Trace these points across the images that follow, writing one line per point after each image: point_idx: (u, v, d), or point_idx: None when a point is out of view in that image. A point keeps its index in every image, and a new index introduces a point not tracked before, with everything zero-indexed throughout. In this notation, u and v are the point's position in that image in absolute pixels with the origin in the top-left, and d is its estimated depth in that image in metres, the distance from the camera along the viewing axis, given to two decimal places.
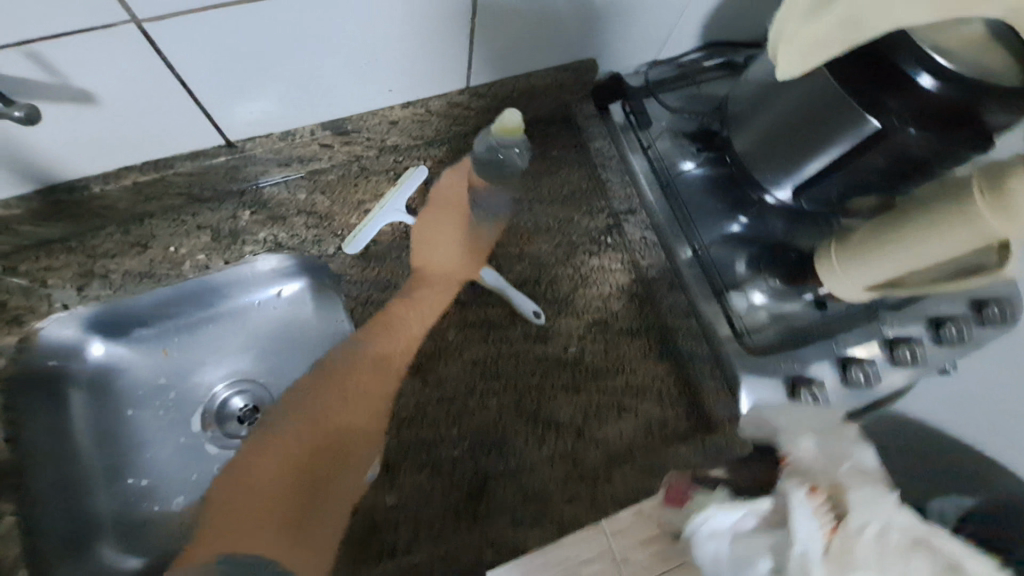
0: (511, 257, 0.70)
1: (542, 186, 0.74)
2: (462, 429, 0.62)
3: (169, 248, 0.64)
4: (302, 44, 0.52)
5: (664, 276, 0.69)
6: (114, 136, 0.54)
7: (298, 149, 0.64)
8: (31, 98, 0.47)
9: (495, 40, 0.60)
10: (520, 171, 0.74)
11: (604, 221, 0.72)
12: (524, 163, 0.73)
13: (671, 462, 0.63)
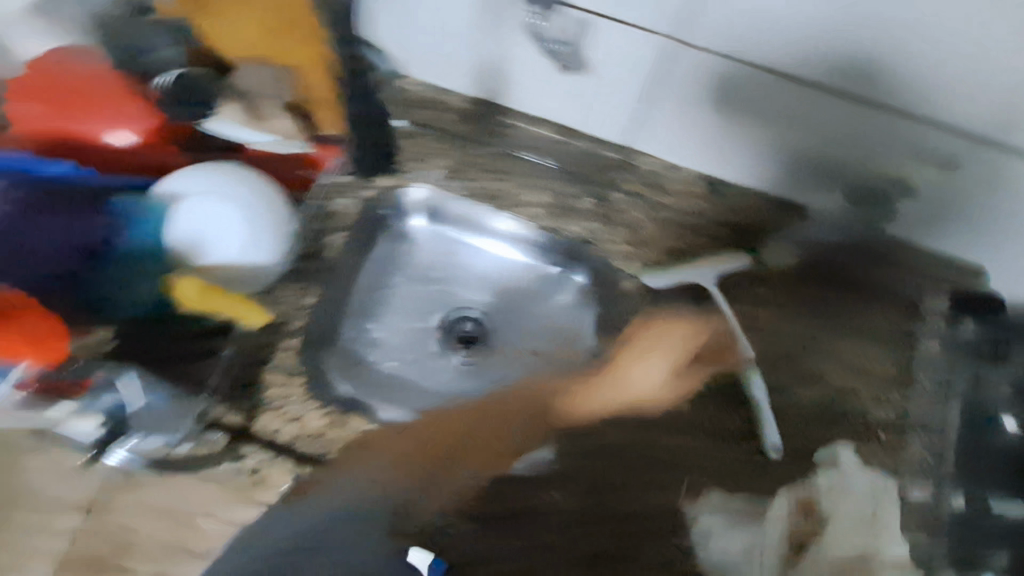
0: (779, 383, 0.64)
1: (846, 344, 0.65)
2: (615, 496, 0.59)
3: (515, 191, 0.71)
4: (757, 112, 0.60)
5: (920, 511, 0.58)
6: (561, 101, 0.65)
7: (673, 184, 0.67)
8: (562, 51, 0.60)
9: (916, 191, 0.60)
10: (835, 315, 0.65)
11: (889, 415, 0.62)
12: (845, 310, 0.65)
13: None
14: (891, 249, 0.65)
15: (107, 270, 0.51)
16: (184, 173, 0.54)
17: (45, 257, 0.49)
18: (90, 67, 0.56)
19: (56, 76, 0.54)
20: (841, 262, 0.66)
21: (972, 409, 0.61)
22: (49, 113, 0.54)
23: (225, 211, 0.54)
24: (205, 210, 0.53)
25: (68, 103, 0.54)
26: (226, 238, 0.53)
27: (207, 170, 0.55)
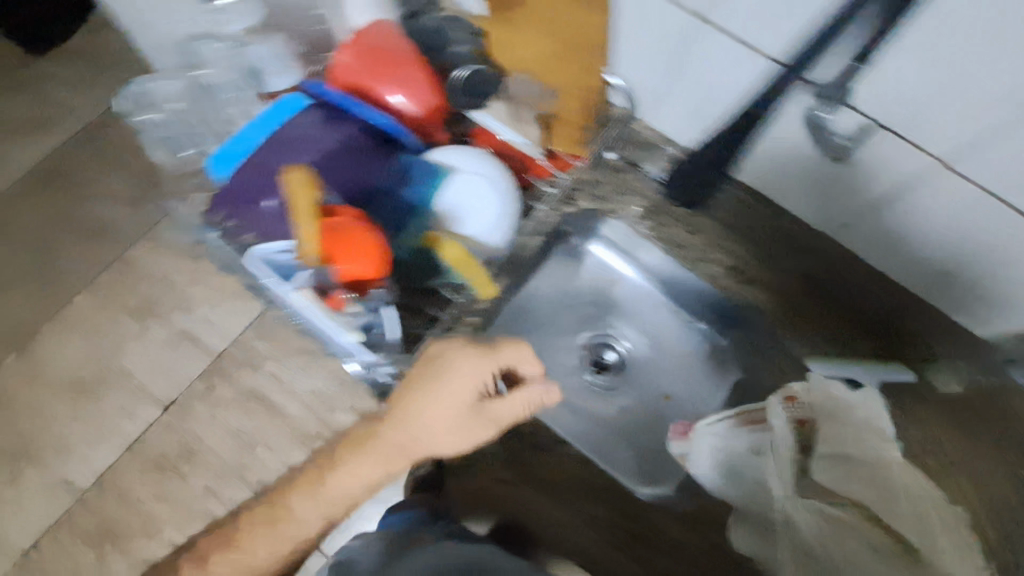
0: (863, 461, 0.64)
1: (959, 470, 0.67)
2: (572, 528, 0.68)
3: (702, 247, 0.76)
4: (988, 246, 0.57)
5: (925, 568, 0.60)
6: (783, 173, 0.67)
7: (859, 284, 0.71)
8: (809, 135, 0.60)
9: None
10: (962, 441, 0.68)
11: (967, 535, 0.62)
12: (973, 441, 0.68)
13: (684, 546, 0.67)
14: None
15: (390, 231, 0.56)
16: (464, 157, 0.59)
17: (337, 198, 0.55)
18: (403, 47, 0.62)
19: (388, 51, 0.62)
20: (990, 403, 0.67)
21: None
22: (357, 65, 0.61)
23: (490, 198, 0.58)
24: (475, 189, 0.57)
25: (376, 64, 0.61)
26: (483, 221, 0.58)
27: (484, 163, 0.59)
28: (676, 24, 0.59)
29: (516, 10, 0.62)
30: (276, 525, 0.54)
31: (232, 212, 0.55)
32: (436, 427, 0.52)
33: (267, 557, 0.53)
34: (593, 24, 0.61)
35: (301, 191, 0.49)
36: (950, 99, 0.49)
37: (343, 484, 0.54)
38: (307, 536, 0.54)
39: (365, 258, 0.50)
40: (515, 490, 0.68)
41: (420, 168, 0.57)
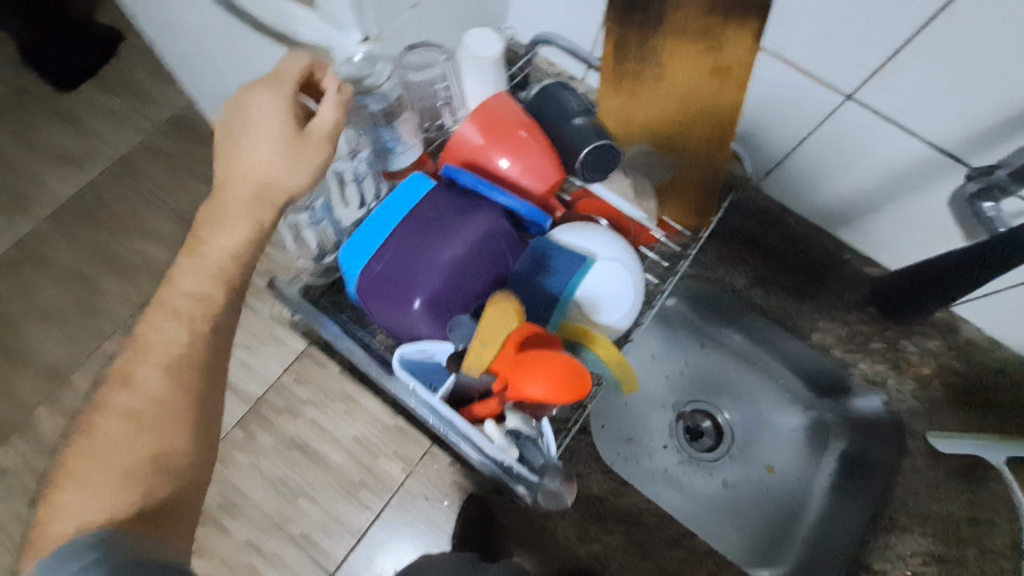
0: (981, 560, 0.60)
1: None
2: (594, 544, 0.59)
3: (808, 315, 0.73)
4: None
5: None
6: (904, 246, 0.64)
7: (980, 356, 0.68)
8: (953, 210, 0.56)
9: None
10: None
11: None
12: None
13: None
14: None
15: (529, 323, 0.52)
16: (594, 238, 0.55)
17: (475, 291, 0.52)
18: (525, 121, 0.59)
19: (509, 125, 0.59)
20: None
21: None
22: (477, 139, 0.59)
23: (624, 279, 0.55)
24: (609, 272, 0.54)
25: (500, 139, 0.58)
26: (619, 306, 0.55)
27: (616, 246, 0.55)
28: (816, 104, 0.57)
29: (639, 85, 0.62)
30: (172, 285, 0.49)
31: (367, 307, 0.52)
32: (270, 165, 0.48)
33: (189, 299, 0.48)
34: (728, 102, 0.58)
35: (494, 311, 0.43)
36: None
37: (231, 242, 0.49)
38: (194, 290, 0.48)
39: (552, 377, 0.41)
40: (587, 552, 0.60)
41: (561, 256, 0.53)
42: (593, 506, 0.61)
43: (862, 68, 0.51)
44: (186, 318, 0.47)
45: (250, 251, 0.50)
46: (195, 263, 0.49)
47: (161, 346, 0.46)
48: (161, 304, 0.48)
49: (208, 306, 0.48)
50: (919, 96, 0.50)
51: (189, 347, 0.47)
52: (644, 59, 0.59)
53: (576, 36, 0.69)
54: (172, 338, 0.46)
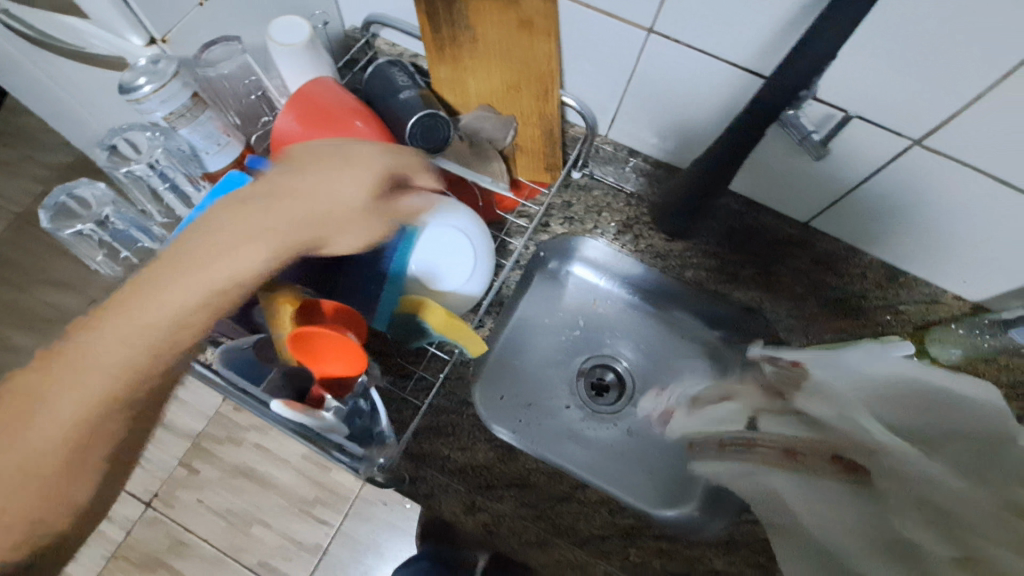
0: None
1: None
2: (475, 515, 0.58)
3: (683, 253, 0.74)
4: (950, 207, 0.57)
5: None
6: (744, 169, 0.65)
7: (842, 264, 0.70)
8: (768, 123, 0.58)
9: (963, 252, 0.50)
10: None
11: None
12: None
13: (567, 532, 0.59)
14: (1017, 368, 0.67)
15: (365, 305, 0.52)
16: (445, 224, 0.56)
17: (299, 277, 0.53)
18: (345, 102, 0.60)
19: (330, 107, 0.59)
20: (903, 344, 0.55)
21: None
22: (300, 128, 0.58)
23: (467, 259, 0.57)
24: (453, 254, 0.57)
25: (317, 122, 0.58)
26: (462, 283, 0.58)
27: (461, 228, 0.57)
28: (626, 44, 0.57)
29: (460, 50, 0.62)
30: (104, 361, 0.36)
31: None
32: (358, 202, 0.47)
33: (87, 382, 0.35)
34: (542, 54, 0.59)
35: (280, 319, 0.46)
36: (889, 77, 0.48)
37: (204, 315, 0.39)
38: (119, 359, 0.36)
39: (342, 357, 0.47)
40: (472, 520, 0.58)
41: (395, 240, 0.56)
42: (479, 475, 0.61)
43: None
44: (86, 393, 0.35)
45: (200, 317, 0.38)
46: (127, 345, 0.37)
47: (38, 438, 0.34)
48: (54, 360, 0.36)
49: (108, 357, 0.36)
50: (704, 16, 0.51)
51: (78, 418, 0.35)
52: (456, 23, 0.59)
53: (403, 11, 0.68)
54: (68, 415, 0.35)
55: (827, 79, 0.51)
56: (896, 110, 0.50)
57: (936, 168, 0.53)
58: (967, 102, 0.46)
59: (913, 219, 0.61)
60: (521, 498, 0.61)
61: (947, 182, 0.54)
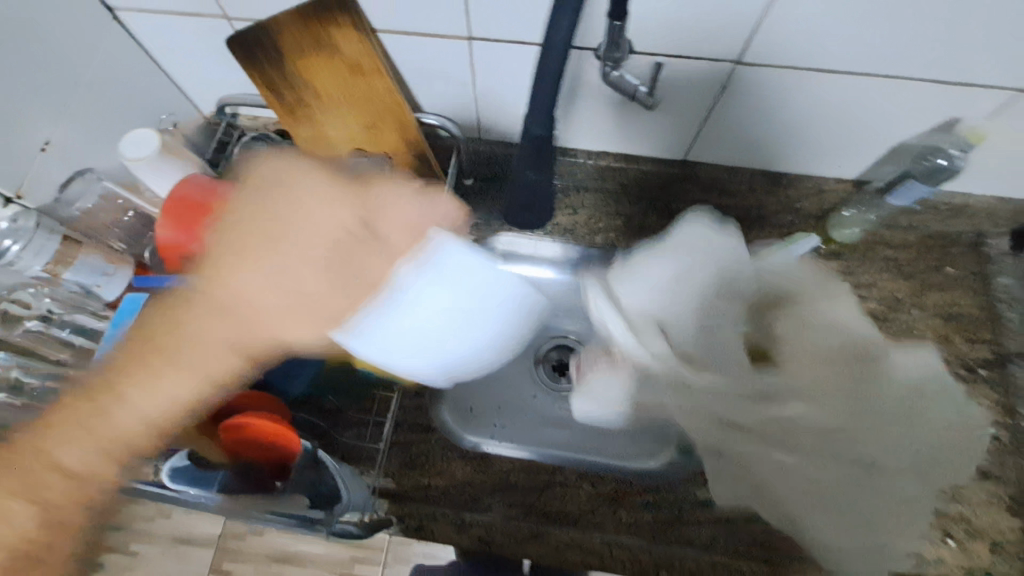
0: None
1: (890, 316, 0.70)
2: (462, 532, 0.62)
3: (591, 218, 0.75)
4: (794, 109, 0.61)
5: None
6: (610, 131, 0.68)
7: (731, 183, 0.73)
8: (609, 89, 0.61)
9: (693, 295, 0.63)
10: (879, 285, 0.72)
11: None
12: (886, 280, 0.72)
13: (553, 520, 0.63)
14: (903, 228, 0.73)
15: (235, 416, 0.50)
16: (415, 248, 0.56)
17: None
18: (215, 190, 0.62)
19: (203, 201, 0.60)
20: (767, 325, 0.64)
21: (974, 364, 0.68)
22: (179, 232, 0.60)
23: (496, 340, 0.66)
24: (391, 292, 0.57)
25: (192, 221, 0.60)
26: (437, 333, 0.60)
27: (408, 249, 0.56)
28: (454, 56, 0.59)
29: (310, 109, 0.64)
30: (115, 400, 0.51)
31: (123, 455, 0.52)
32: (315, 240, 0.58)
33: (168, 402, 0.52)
34: (381, 91, 0.62)
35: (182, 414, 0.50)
36: (688, 18, 0.51)
37: (194, 308, 0.55)
38: (145, 343, 0.53)
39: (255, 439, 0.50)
40: (463, 534, 0.62)
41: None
42: (465, 490, 0.65)
43: (456, 15, 0.54)
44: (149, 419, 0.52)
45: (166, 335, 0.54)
46: (148, 332, 0.54)
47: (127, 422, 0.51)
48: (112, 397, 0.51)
49: (183, 342, 0.53)
50: (511, 17, 0.53)
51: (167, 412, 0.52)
52: (293, 85, 0.62)
53: (247, 87, 0.69)
54: (141, 426, 0.51)
55: (637, 35, 0.53)
56: (709, 45, 0.54)
57: (762, 77, 0.57)
58: (762, 18, 0.50)
59: (769, 126, 0.64)
60: (506, 499, 0.64)
61: (780, 87, 0.58)
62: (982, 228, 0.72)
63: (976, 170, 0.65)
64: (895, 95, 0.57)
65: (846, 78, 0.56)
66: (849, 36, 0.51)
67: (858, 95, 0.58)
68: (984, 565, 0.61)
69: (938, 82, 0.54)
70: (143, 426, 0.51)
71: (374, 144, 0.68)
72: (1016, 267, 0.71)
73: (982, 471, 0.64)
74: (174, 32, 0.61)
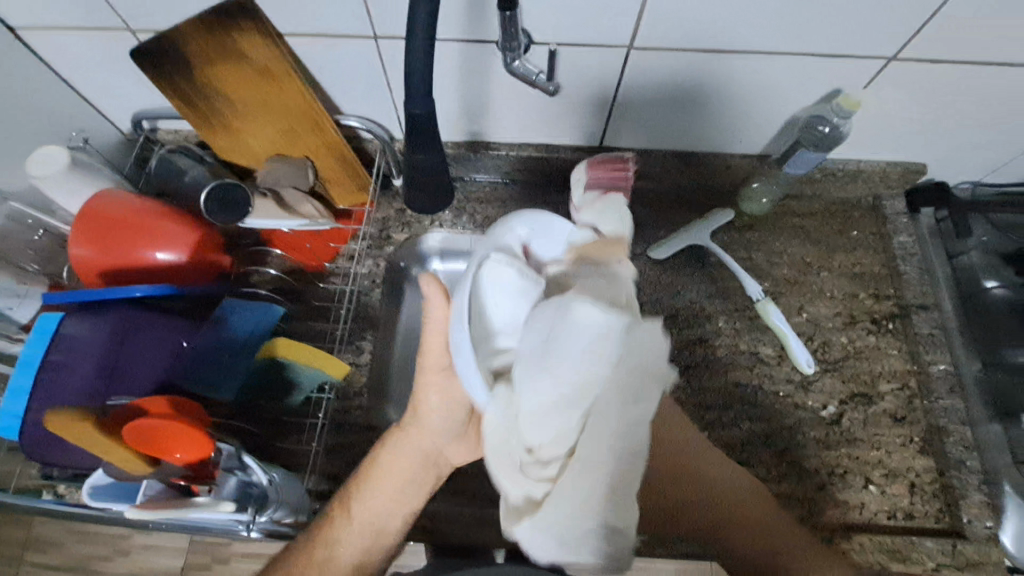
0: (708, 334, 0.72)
1: (803, 280, 0.75)
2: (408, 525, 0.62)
3: (519, 209, 0.78)
4: (691, 89, 0.65)
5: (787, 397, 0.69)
6: (526, 122, 0.71)
7: (647, 165, 0.76)
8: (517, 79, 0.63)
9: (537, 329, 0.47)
10: (792, 251, 0.76)
11: (808, 334, 0.72)
12: (798, 246, 0.77)
13: (497, 504, 0.64)
14: (808, 197, 0.79)
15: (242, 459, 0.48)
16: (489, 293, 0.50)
17: (150, 373, 0.55)
18: (131, 204, 0.61)
19: (120, 217, 0.60)
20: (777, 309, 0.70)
21: (880, 316, 0.73)
22: (100, 249, 0.59)
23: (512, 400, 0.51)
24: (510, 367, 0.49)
25: (110, 238, 0.59)
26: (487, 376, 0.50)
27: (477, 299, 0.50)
28: (362, 55, 0.61)
29: (225, 117, 0.65)
30: (363, 487, 0.55)
31: (40, 459, 0.52)
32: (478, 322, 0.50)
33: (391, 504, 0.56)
34: (294, 95, 0.62)
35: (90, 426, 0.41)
36: (575, 6, 0.54)
37: (407, 480, 0.56)
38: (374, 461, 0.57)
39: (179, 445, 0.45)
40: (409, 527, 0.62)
41: (241, 308, 0.59)
42: None
43: (356, 14, 0.55)
44: (384, 527, 0.55)
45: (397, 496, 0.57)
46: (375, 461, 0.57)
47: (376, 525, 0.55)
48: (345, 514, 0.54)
49: (402, 474, 0.56)
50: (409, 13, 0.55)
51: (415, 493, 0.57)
52: (205, 94, 0.62)
53: (161, 100, 0.69)
54: (384, 517, 0.56)
55: (533, 24, 0.56)
56: (600, 31, 0.57)
57: (654, 60, 0.60)
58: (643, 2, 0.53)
59: (673, 106, 0.68)
60: (450, 489, 0.65)
61: (674, 68, 0.62)
62: (877, 192, 0.78)
63: (864, 136, 0.70)
64: (778, 68, 0.61)
65: (729, 56, 0.60)
66: (724, 14, 0.54)
67: (745, 70, 0.61)
68: (905, 504, 0.64)
69: (812, 53, 0.59)
70: (386, 511, 0.56)
71: (295, 148, 0.68)
72: (911, 226, 0.76)
73: (896, 417, 0.68)
74: (76, 46, 0.61)
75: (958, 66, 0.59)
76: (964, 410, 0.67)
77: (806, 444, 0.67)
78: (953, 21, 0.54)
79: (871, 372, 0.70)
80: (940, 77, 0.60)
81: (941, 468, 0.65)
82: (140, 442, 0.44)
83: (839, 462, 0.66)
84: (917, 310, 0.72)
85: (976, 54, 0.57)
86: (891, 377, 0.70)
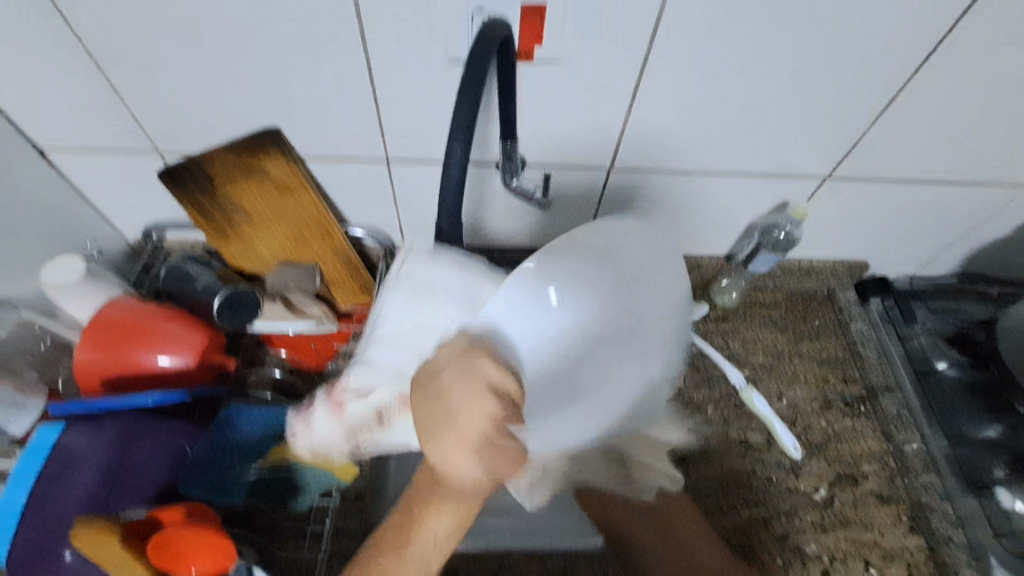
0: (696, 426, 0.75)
1: (782, 366, 0.81)
2: None
3: None
4: (664, 200, 0.74)
5: (775, 480, 0.72)
6: (518, 230, 0.78)
7: None
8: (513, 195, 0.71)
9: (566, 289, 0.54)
10: (765, 338, 0.83)
11: (789, 417, 0.77)
12: (769, 334, 0.84)
13: None
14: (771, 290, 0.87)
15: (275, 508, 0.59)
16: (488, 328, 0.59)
17: (150, 481, 0.54)
18: (139, 309, 0.63)
19: (131, 321, 0.62)
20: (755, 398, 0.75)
21: (849, 397, 0.79)
22: (105, 354, 0.60)
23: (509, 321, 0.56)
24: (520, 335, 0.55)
25: (118, 343, 0.60)
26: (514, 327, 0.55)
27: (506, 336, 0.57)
28: (372, 174, 0.68)
29: (239, 228, 0.70)
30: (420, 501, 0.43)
31: None
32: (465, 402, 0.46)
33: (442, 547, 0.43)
34: (308, 206, 0.68)
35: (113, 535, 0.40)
36: (565, 131, 0.63)
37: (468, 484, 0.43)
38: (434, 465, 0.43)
39: (197, 557, 0.43)
40: None
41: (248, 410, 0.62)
42: None
43: (372, 139, 0.63)
44: None
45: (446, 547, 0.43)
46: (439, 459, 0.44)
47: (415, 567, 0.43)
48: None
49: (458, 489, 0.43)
50: (419, 138, 0.63)
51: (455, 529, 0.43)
52: (223, 208, 0.68)
53: (175, 213, 0.73)
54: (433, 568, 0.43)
55: (526, 149, 0.65)
56: (584, 155, 0.66)
57: (632, 176, 0.70)
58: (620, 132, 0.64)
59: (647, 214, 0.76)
60: None
61: (651, 182, 0.71)
62: (830, 285, 0.87)
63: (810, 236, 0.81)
64: (736, 184, 0.71)
65: (692, 174, 0.70)
66: (686, 141, 0.65)
67: (707, 185, 0.71)
68: None
69: (761, 170, 0.69)
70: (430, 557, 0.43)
71: (304, 254, 0.73)
72: (863, 314, 0.85)
73: (882, 496, 0.71)
74: (104, 167, 0.66)
75: (877, 180, 0.71)
76: (943, 489, 0.71)
77: (804, 529, 0.68)
78: (869, 145, 0.66)
79: (852, 453, 0.74)
80: (869, 185, 0.72)
81: (932, 546, 0.67)
82: (160, 554, 0.42)
83: (838, 546, 0.67)
84: (884, 393, 0.78)
85: (889, 171, 0.69)
86: (871, 458, 0.74)
